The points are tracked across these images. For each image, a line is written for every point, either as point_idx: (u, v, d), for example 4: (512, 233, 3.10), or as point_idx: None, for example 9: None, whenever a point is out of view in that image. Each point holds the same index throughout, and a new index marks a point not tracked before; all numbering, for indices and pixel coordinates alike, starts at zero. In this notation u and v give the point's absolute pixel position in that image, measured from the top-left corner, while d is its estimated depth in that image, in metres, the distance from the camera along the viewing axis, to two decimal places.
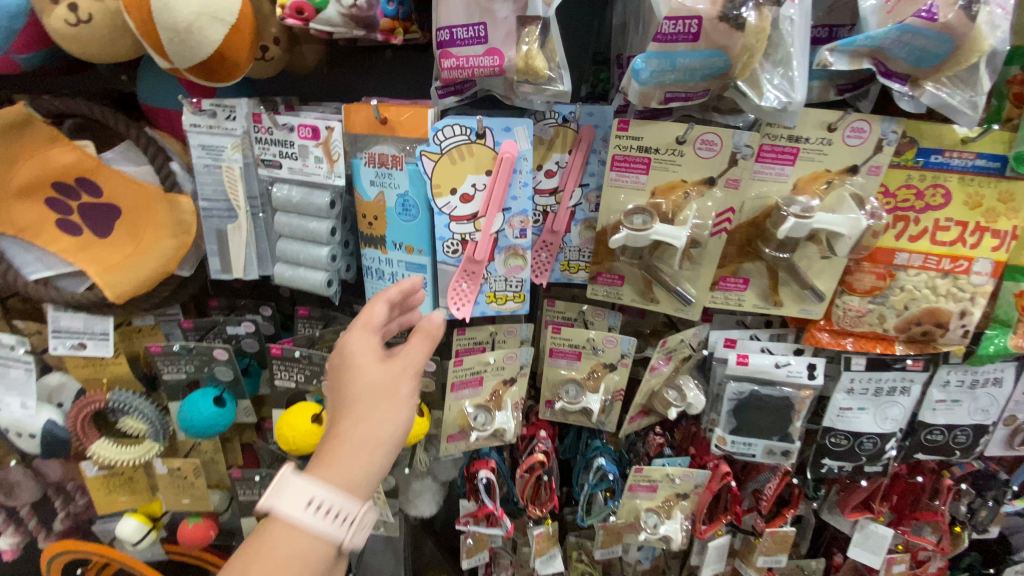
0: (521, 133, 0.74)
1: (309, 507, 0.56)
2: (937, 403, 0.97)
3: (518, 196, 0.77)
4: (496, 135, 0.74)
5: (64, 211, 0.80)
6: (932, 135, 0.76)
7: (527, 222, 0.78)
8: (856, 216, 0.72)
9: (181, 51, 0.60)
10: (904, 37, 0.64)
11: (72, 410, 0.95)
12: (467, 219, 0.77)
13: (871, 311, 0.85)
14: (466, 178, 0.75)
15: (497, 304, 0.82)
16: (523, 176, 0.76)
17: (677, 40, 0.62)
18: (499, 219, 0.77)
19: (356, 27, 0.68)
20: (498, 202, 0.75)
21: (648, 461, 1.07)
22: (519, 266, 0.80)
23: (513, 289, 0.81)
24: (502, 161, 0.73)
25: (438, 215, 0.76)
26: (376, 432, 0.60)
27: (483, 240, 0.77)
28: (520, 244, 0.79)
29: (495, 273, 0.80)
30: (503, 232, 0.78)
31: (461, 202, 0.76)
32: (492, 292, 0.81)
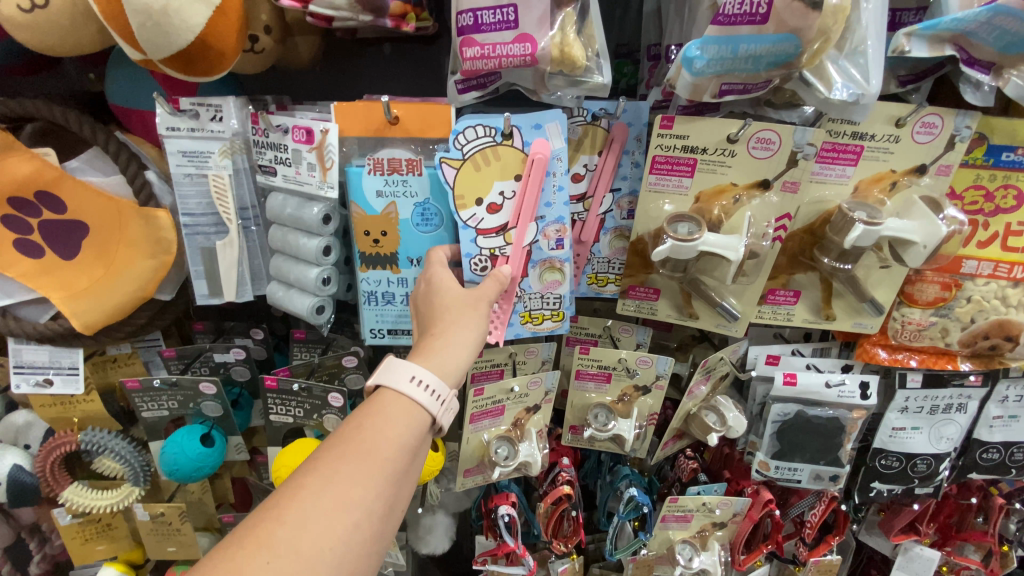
0: (554, 130, 0.65)
1: (411, 382, 0.53)
2: (994, 419, 0.88)
3: (552, 203, 0.67)
4: (525, 134, 0.65)
5: (21, 229, 0.68)
6: (1002, 131, 0.68)
7: (563, 231, 0.69)
8: (930, 221, 0.64)
9: (154, 38, 0.49)
10: (995, 19, 0.55)
11: (39, 454, 0.83)
12: (495, 231, 0.67)
13: (933, 325, 0.77)
14: (492, 185, 0.66)
15: (533, 325, 0.73)
16: (557, 181, 0.67)
17: (741, 22, 0.54)
18: (532, 229, 0.68)
19: (362, 12, 0.58)
20: (531, 210, 0.66)
21: (681, 488, 0.98)
22: (556, 281, 0.71)
23: (551, 307, 0.72)
24: (533, 164, 0.64)
25: (462, 229, 0.67)
26: (462, 345, 0.58)
27: (515, 255, 0.67)
28: (557, 256, 0.69)
29: (529, 290, 0.71)
30: (537, 243, 0.69)
31: (488, 212, 0.66)
32: (527, 312, 0.72)
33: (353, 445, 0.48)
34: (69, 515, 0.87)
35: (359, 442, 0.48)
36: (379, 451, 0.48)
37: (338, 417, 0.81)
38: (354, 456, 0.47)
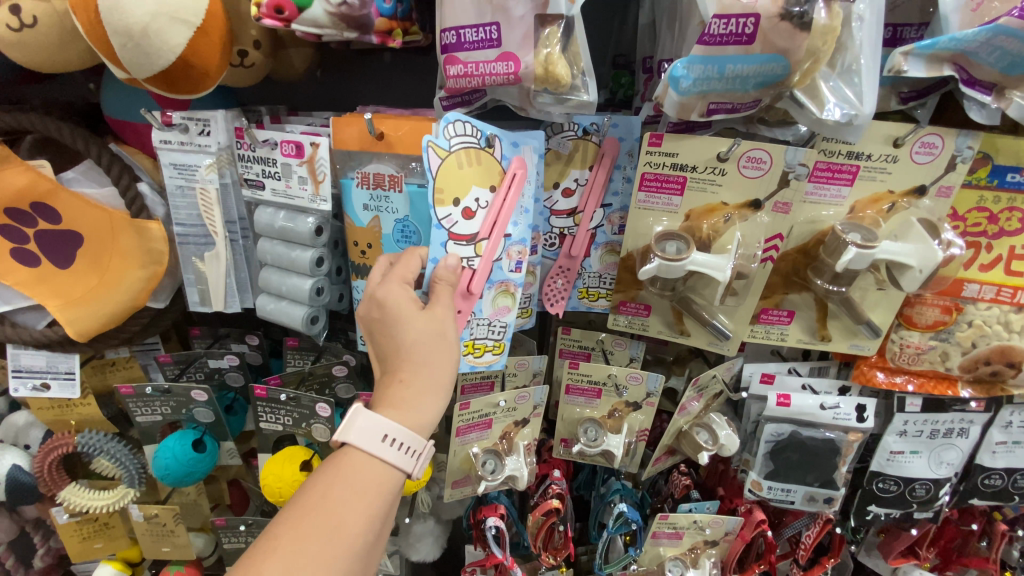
0: (530, 153, 0.67)
1: (385, 441, 0.51)
2: (997, 445, 0.85)
3: (519, 222, 0.68)
4: (505, 149, 0.66)
5: (19, 239, 0.70)
6: (1008, 150, 0.65)
7: (525, 252, 0.69)
8: (926, 245, 0.62)
9: (136, 58, 0.50)
10: (996, 40, 0.53)
11: (37, 454, 0.85)
12: (465, 238, 0.65)
13: (932, 349, 0.75)
14: (470, 189, 0.64)
15: (473, 357, 0.70)
16: (526, 202, 0.68)
17: (727, 43, 0.52)
18: (501, 245, 0.67)
19: (346, 28, 0.58)
20: (505, 224, 0.65)
21: (673, 505, 0.96)
22: (507, 307, 0.70)
23: (494, 337, 0.71)
24: (511, 179, 0.65)
25: (435, 229, 0.63)
26: (433, 391, 0.55)
27: (482, 269, 0.65)
28: (513, 280, 0.69)
29: (479, 315, 0.69)
30: (499, 260, 0.68)
31: (463, 216, 0.64)
32: (472, 339, 0.70)
33: (319, 521, 0.46)
34: (66, 514, 0.89)
35: (327, 517, 0.47)
36: (348, 525, 0.47)
37: (325, 427, 0.81)
38: (320, 532, 0.46)
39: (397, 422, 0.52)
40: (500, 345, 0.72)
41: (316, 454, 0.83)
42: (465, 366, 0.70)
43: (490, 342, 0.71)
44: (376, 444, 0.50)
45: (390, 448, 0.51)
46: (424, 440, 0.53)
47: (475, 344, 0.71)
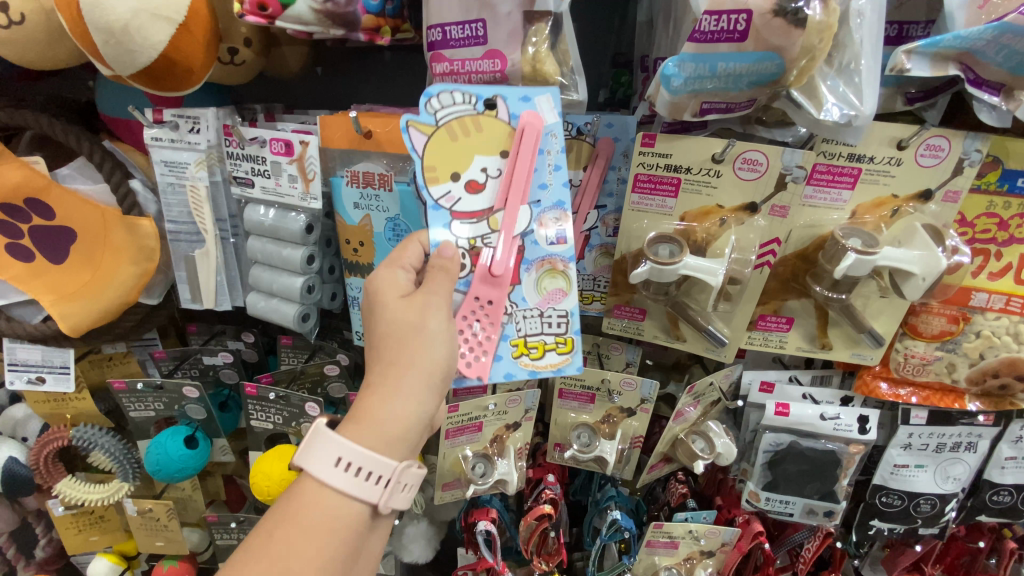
0: (547, 102, 0.56)
1: (340, 467, 0.47)
2: (1006, 460, 0.81)
3: (548, 183, 0.59)
4: (512, 106, 0.57)
5: (13, 234, 0.70)
6: (1019, 154, 0.62)
7: (565, 218, 0.59)
8: (930, 252, 0.60)
9: (118, 55, 0.54)
10: (1002, 38, 0.51)
11: (34, 446, 0.87)
12: (475, 216, 0.58)
13: (938, 360, 0.72)
14: (472, 159, 0.57)
15: (529, 360, 0.60)
16: (553, 160, 0.58)
17: (719, 39, 0.50)
18: (525, 214, 0.58)
19: (333, 26, 0.58)
20: (522, 189, 0.57)
21: (669, 513, 0.93)
22: (559, 288, 0.60)
23: (553, 331, 0.60)
24: (525, 137, 0.55)
25: (436, 211, 0.58)
26: (410, 392, 0.50)
27: (501, 245, 0.58)
28: (558, 253, 0.59)
29: (524, 304, 0.60)
30: (531, 233, 0.59)
31: (467, 191, 0.58)
32: (522, 336, 0.60)
33: (264, 564, 0.42)
34: (61, 506, 0.90)
35: (274, 557, 0.43)
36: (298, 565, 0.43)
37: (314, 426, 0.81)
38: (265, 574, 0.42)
39: (355, 442, 0.48)
40: (567, 341, 0.60)
41: None
42: (522, 373, 0.60)
43: (552, 339, 0.60)
44: (331, 472, 0.46)
45: (350, 473, 0.47)
46: (390, 464, 0.48)
47: (527, 343, 0.60)
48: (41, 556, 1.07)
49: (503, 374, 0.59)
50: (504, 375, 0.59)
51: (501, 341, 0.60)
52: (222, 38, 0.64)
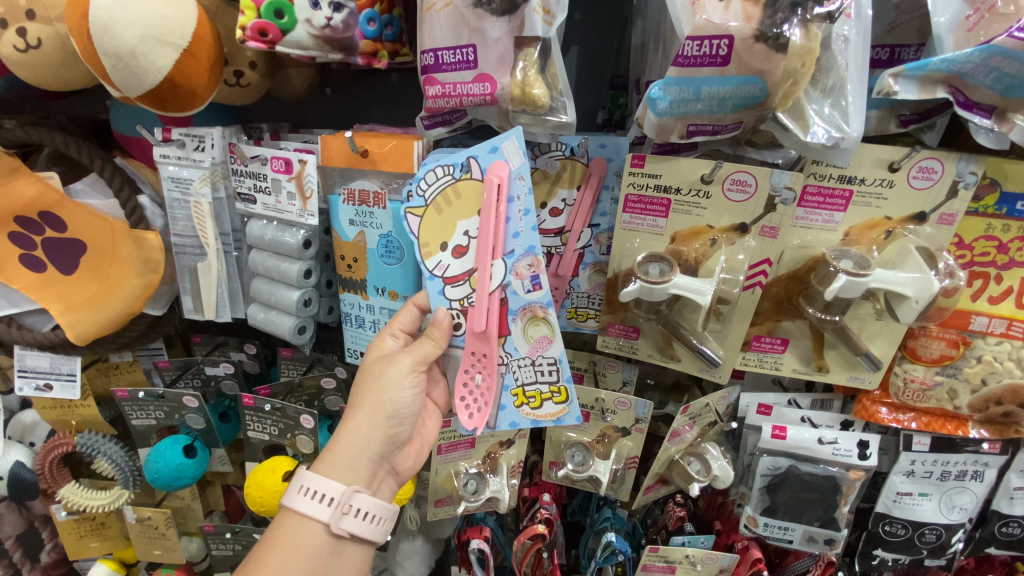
0: (510, 149, 0.60)
1: (303, 492, 0.57)
2: (1015, 491, 0.79)
3: (520, 232, 0.62)
4: (483, 161, 0.61)
5: (28, 245, 0.75)
6: (1017, 177, 0.61)
7: (537, 265, 0.63)
8: (924, 275, 0.59)
9: (126, 78, 0.59)
10: (991, 61, 0.51)
11: (40, 451, 0.89)
12: (461, 279, 0.64)
13: (938, 385, 0.71)
14: (456, 226, 0.63)
15: (529, 408, 0.67)
16: (522, 205, 0.61)
17: (702, 64, 0.51)
18: (500, 267, 0.62)
19: (331, 50, 0.61)
20: (491, 244, 0.61)
21: (666, 537, 0.90)
22: (544, 334, 0.65)
23: (546, 379, 0.66)
24: (491, 185, 0.59)
25: (432, 280, 0.64)
26: (351, 435, 0.60)
27: (480, 303, 0.62)
28: (536, 300, 0.64)
29: (516, 354, 0.66)
30: (509, 286, 0.63)
31: (454, 256, 0.63)
32: (521, 386, 0.67)
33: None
34: (64, 511, 0.92)
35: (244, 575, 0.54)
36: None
37: (309, 438, 0.82)
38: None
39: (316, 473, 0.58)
40: (560, 389, 0.67)
41: (301, 465, 0.84)
42: (524, 420, 0.68)
43: (546, 389, 0.67)
44: (295, 495, 0.57)
45: (306, 498, 0.57)
46: (337, 487, 0.57)
47: (527, 392, 0.67)
48: (44, 562, 1.08)
49: (508, 422, 0.67)
50: (511, 422, 0.67)
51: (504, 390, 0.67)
52: (228, 62, 0.68)
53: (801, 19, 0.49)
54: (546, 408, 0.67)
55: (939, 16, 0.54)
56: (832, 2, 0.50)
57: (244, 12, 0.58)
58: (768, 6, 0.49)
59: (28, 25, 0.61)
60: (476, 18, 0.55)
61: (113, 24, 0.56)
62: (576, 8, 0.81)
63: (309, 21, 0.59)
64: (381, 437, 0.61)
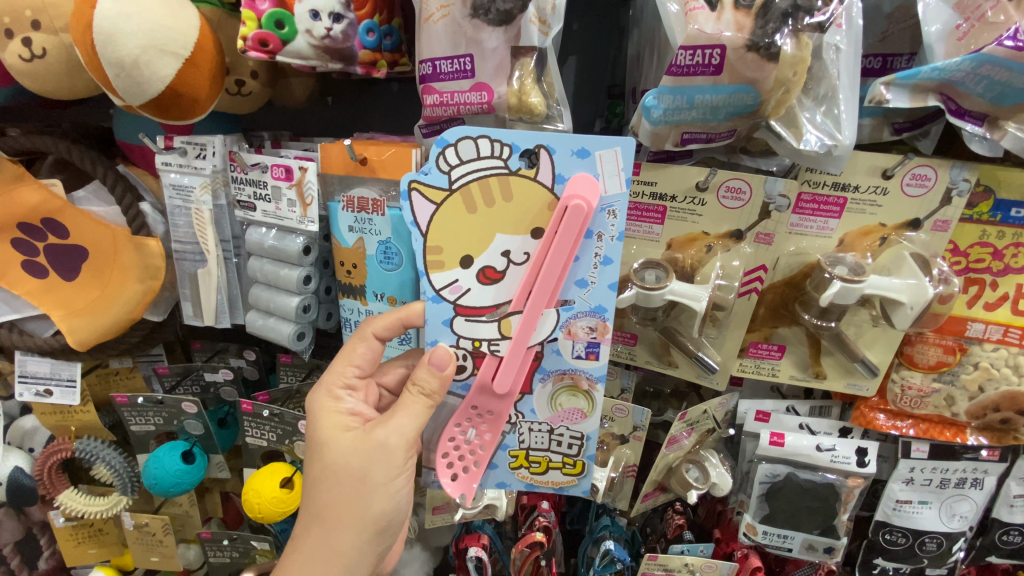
0: (608, 160, 0.54)
1: None
2: (1015, 499, 0.78)
3: (587, 286, 0.57)
4: (561, 165, 0.54)
5: (30, 252, 0.76)
6: (1011, 184, 0.62)
7: (599, 330, 0.59)
8: (919, 281, 0.59)
9: (129, 87, 0.60)
10: (981, 69, 0.51)
11: (40, 456, 0.90)
12: (482, 311, 0.58)
13: (936, 392, 0.71)
14: (494, 239, 0.56)
15: (527, 472, 0.67)
16: (601, 253, 0.56)
17: (695, 73, 0.52)
18: (553, 318, 0.58)
19: (331, 60, 0.63)
20: (548, 292, 0.56)
21: (665, 545, 0.89)
22: (578, 409, 0.63)
23: (562, 451, 0.66)
24: (581, 212, 0.53)
25: (439, 303, 0.59)
26: (332, 562, 0.58)
27: (513, 358, 0.58)
28: (580, 368, 0.61)
29: (532, 417, 0.64)
30: (555, 343, 0.60)
31: (478, 281, 0.57)
32: (524, 449, 0.66)
33: None
34: (62, 517, 0.93)
35: None
36: None
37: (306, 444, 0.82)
38: None
39: None
40: (572, 462, 0.66)
41: (298, 472, 0.84)
42: (517, 482, 0.67)
43: (558, 459, 0.66)
44: None
45: None
46: None
47: (528, 455, 0.66)
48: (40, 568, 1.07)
49: (498, 480, 0.67)
50: (500, 480, 0.67)
51: (501, 449, 0.66)
52: (230, 71, 0.69)
53: (793, 29, 0.50)
54: (551, 476, 0.67)
55: (931, 25, 0.54)
56: (822, 12, 0.51)
57: (245, 23, 0.59)
58: (760, 17, 0.49)
59: (33, 35, 0.62)
60: (473, 29, 0.56)
61: (116, 34, 0.57)
62: (574, 19, 0.83)
63: (309, 32, 0.60)
64: (368, 553, 0.60)
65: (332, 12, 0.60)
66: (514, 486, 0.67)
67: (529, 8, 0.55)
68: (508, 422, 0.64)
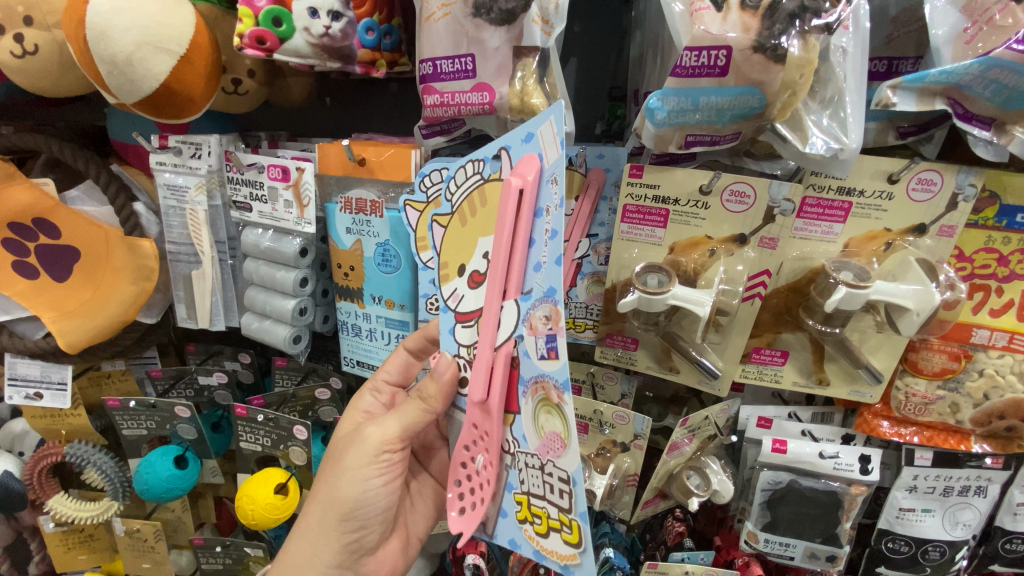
0: (546, 133, 0.44)
1: None
2: (1019, 507, 0.78)
3: (540, 267, 0.45)
4: (515, 154, 0.48)
5: (20, 252, 0.75)
6: (1016, 189, 0.61)
7: (555, 319, 0.43)
8: (925, 287, 0.59)
9: (122, 84, 0.59)
10: (989, 73, 0.51)
11: (29, 460, 0.88)
12: (471, 318, 0.53)
13: (941, 399, 0.70)
14: (476, 245, 0.51)
15: (533, 530, 0.52)
16: (548, 224, 0.44)
17: (700, 75, 0.51)
18: (513, 310, 0.47)
19: (330, 59, 0.62)
20: (498, 277, 0.47)
21: (665, 553, 0.87)
22: (555, 433, 0.46)
23: (554, 503, 0.49)
24: (510, 188, 0.45)
25: (447, 313, 0.57)
26: (303, 536, 0.64)
27: (479, 358, 0.50)
28: (544, 372, 0.46)
29: (526, 447, 0.51)
30: (522, 342, 0.48)
31: (467, 286, 0.53)
32: (526, 494, 0.52)
33: None
34: (52, 523, 0.91)
35: None
36: None
37: (301, 449, 0.81)
38: None
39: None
40: (571, 524, 0.48)
41: (293, 477, 0.82)
42: (528, 543, 0.53)
43: (555, 514, 0.49)
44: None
45: None
46: None
47: (530, 505, 0.52)
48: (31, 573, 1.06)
49: (508, 536, 0.54)
50: (511, 537, 0.55)
51: (507, 490, 0.54)
52: (227, 70, 0.68)
53: (800, 31, 0.49)
54: (553, 544, 0.49)
55: (938, 28, 0.54)
56: (830, 14, 0.50)
57: (242, 20, 0.58)
58: (767, 17, 0.49)
59: (25, 31, 0.61)
60: (474, 28, 0.55)
61: (109, 30, 0.56)
62: (575, 20, 0.82)
63: (308, 30, 0.59)
64: (337, 537, 0.64)
65: (332, 10, 0.59)
66: (524, 550, 0.53)
67: (531, 8, 0.55)
68: (507, 454, 0.54)
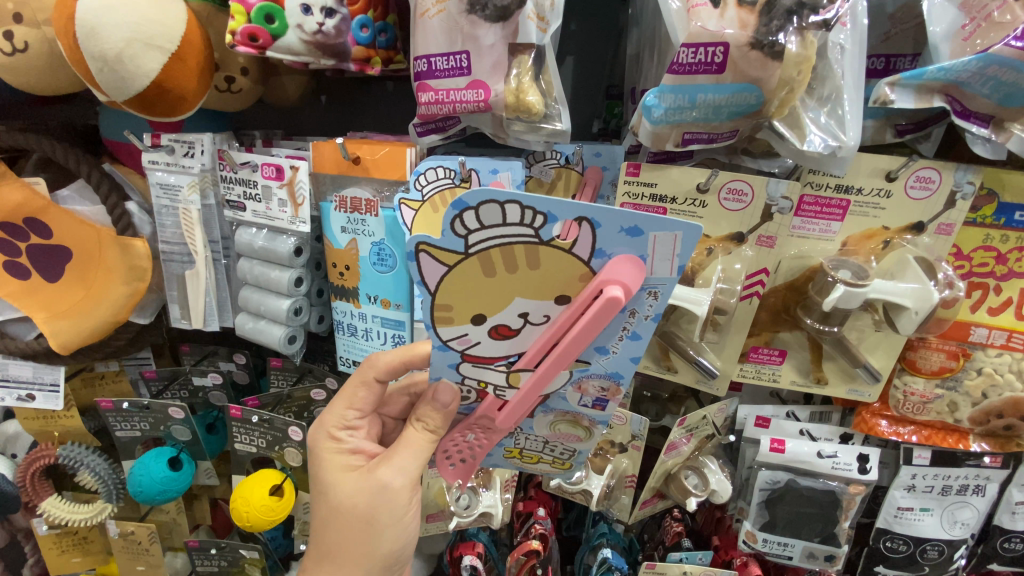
0: (661, 245, 0.43)
1: None
2: (1017, 506, 0.77)
3: (608, 352, 0.49)
4: (603, 239, 0.42)
5: (11, 252, 0.74)
6: (1015, 187, 0.61)
7: (610, 389, 0.52)
8: (923, 285, 0.58)
9: (113, 82, 0.58)
10: (988, 70, 0.50)
11: (22, 463, 0.87)
12: (492, 361, 0.50)
13: (939, 398, 0.70)
14: (511, 303, 0.46)
15: (519, 460, 0.62)
16: (631, 329, 0.47)
17: (697, 72, 0.51)
18: (563, 376, 0.51)
19: (323, 56, 0.61)
20: (567, 359, 0.47)
21: (663, 553, 0.86)
22: (576, 434, 0.58)
23: (556, 454, 0.61)
24: (616, 303, 0.43)
25: (445, 350, 0.50)
26: None
27: (519, 405, 0.52)
28: (585, 414, 0.55)
29: (530, 430, 0.58)
30: (564, 392, 0.53)
31: (489, 336, 0.48)
32: (519, 447, 0.60)
33: None
34: (45, 526, 0.90)
35: None
36: None
37: (297, 450, 0.80)
38: None
39: None
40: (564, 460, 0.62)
41: (289, 478, 0.82)
42: (508, 464, 0.63)
43: (551, 458, 0.61)
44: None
45: None
46: None
47: (523, 450, 0.61)
48: None
49: (488, 462, 0.62)
50: (490, 462, 0.62)
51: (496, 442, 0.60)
52: (220, 68, 0.67)
53: (797, 27, 0.49)
54: (540, 466, 0.63)
55: (935, 25, 0.53)
56: (828, 10, 0.50)
57: (234, 17, 0.58)
58: (764, 14, 0.48)
59: (14, 28, 0.60)
60: (469, 24, 0.54)
61: (99, 27, 0.55)
62: (572, 19, 0.81)
63: (301, 27, 0.59)
64: None
65: (325, 7, 0.59)
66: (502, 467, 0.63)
67: (527, 4, 0.54)
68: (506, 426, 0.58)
